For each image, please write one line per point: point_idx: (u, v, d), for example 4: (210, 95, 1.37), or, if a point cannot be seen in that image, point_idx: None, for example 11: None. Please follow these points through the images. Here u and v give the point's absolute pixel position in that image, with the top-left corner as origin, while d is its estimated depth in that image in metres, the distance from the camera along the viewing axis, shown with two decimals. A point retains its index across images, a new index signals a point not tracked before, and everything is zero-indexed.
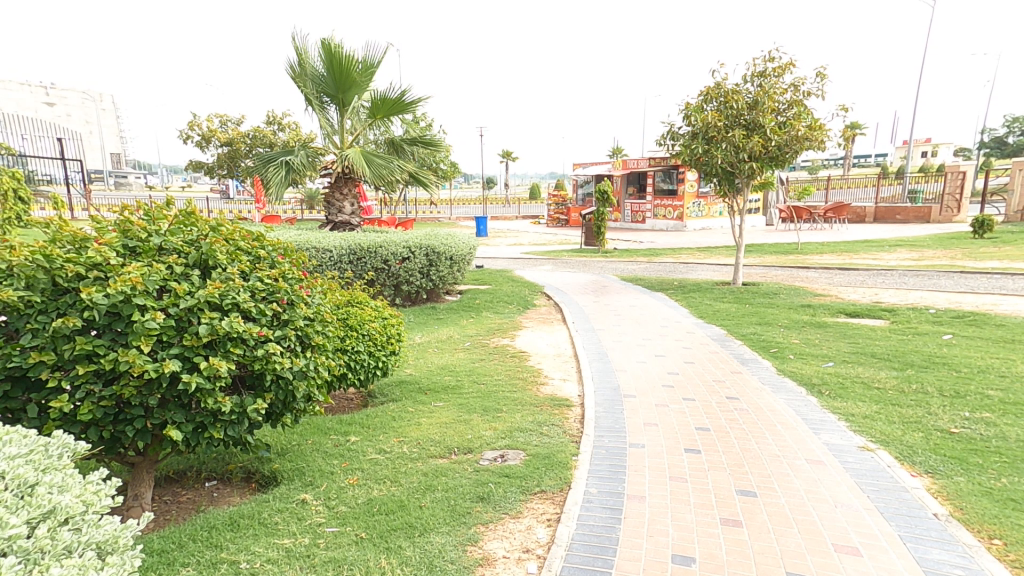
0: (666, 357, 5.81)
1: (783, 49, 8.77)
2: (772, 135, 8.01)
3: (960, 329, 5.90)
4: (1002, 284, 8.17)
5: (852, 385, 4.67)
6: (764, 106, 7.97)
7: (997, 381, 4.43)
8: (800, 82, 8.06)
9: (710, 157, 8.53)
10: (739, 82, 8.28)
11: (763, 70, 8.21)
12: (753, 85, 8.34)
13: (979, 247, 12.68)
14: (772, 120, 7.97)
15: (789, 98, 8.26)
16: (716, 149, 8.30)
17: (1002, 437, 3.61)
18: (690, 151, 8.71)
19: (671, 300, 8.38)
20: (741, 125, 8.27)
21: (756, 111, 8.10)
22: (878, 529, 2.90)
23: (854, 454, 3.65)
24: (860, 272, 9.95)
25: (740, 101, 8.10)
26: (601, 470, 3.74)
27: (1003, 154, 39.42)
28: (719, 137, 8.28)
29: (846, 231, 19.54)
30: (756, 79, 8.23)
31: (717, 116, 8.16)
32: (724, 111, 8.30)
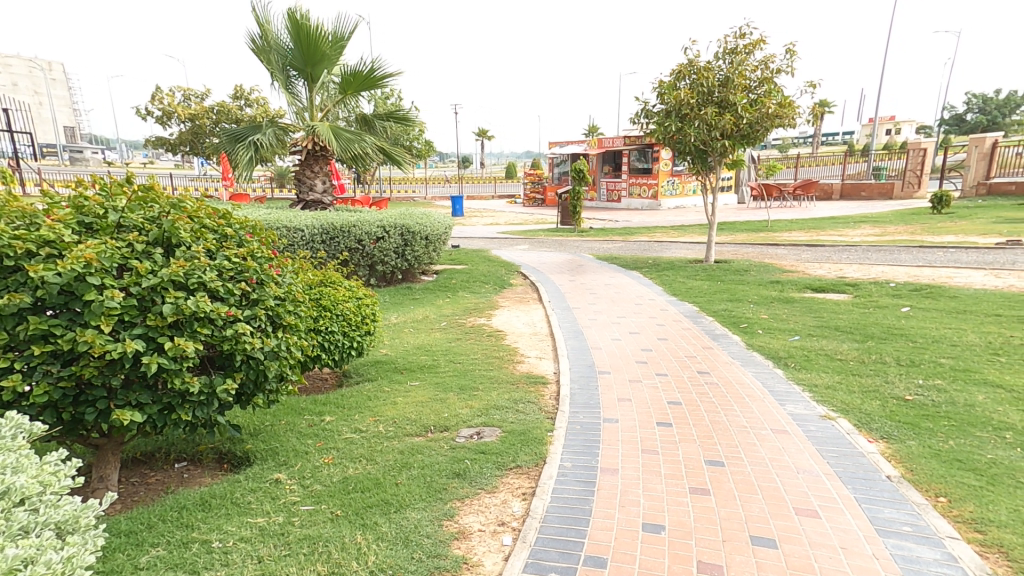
0: (640, 335, 5.90)
1: (751, 26, 8.78)
2: (743, 113, 8.07)
3: (917, 301, 6.12)
4: (957, 257, 8.46)
5: (816, 357, 4.82)
6: (736, 83, 8.02)
7: (949, 350, 4.62)
8: (770, 60, 8.08)
9: (683, 135, 8.55)
10: (711, 59, 8.27)
11: (734, 47, 8.21)
12: (725, 62, 8.35)
13: (937, 222, 13.10)
14: (743, 97, 8.03)
15: (759, 75, 8.29)
16: (689, 127, 8.32)
17: (951, 403, 3.78)
18: (664, 130, 8.71)
19: (646, 279, 8.48)
20: (713, 102, 8.30)
21: (728, 88, 8.14)
22: (836, 492, 3.04)
23: (816, 423, 3.80)
24: (826, 248, 10.21)
25: (713, 79, 8.11)
26: (576, 445, 3.82)
27: (964, 130, 40.30)
28: (692, 115, 8.28)
29: (814, 209, 19.98)
30: (728, 56, 8.23)
31: (689, 93, 8.19)
32: (696, 89, 8.33)
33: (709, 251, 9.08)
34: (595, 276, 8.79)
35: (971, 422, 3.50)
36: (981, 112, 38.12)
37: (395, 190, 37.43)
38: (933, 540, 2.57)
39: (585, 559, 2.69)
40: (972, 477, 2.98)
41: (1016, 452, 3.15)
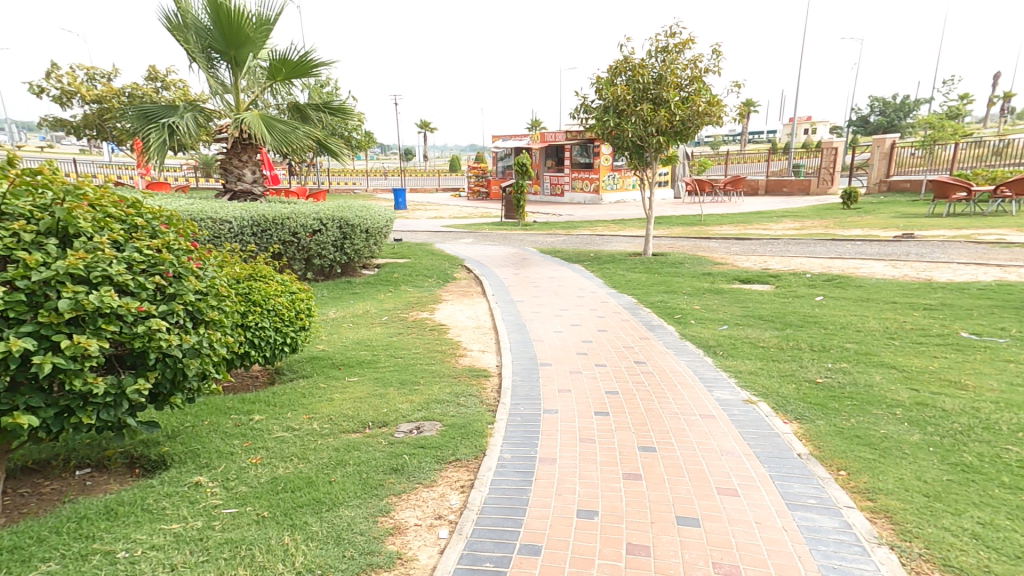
0: (581, 326, 6.01)
1: (681, 25, 9.02)
2: (676, 110, 8.36)
3: (829, 290, 6.56)
4: (863, 249, 9.15)
5: (741, 345, 5.07)
6: (669, 81, 8.28)
7: (854, 335, 4.97)
8: (699, 59, 8.40)
9: (621, 131, 8.77)
10: (645, 57, 8.49)
11: (666, 45, 8.46)
12: (658, 60, 8.60)
13: (847, 216, 14.11)
14: (676, 95, 8.31)
15: (689, 74, 8.59)
16: (627, 123, 8.54)
17: (855, 383, 4.06)
18: (602, 125, 8.92)
19: (588, 271, 8.65)
20: (648, 99, 8.54)
21: (661, 86, 8.40)
22: (754, 471, 3.22)
23: (739, 407, 4.00)
24: (753, 241, 10.77)
25: (647, 76, 8.36)
26: (515, 437, 3.84)
27: (869, 133, 43.22)
28: (628, 111, 8.52)
29: (744, 204, 20.97)
30: (661, 54, 8.48)
31: (626, 90, 8.40)
32: (632, 85, 8.54)
33: (647, 244, 9.35)
34: (539, 269, 8.88)
35: (870, 401, 3.78)
36: (882, 115, 41.03)
37: (335, 182, 36.30)
38: (832, 510, 2.77)
39: (519, 547, 2.71)
40: (867, 451, 3.23)
41: (904, 426, 3.43)
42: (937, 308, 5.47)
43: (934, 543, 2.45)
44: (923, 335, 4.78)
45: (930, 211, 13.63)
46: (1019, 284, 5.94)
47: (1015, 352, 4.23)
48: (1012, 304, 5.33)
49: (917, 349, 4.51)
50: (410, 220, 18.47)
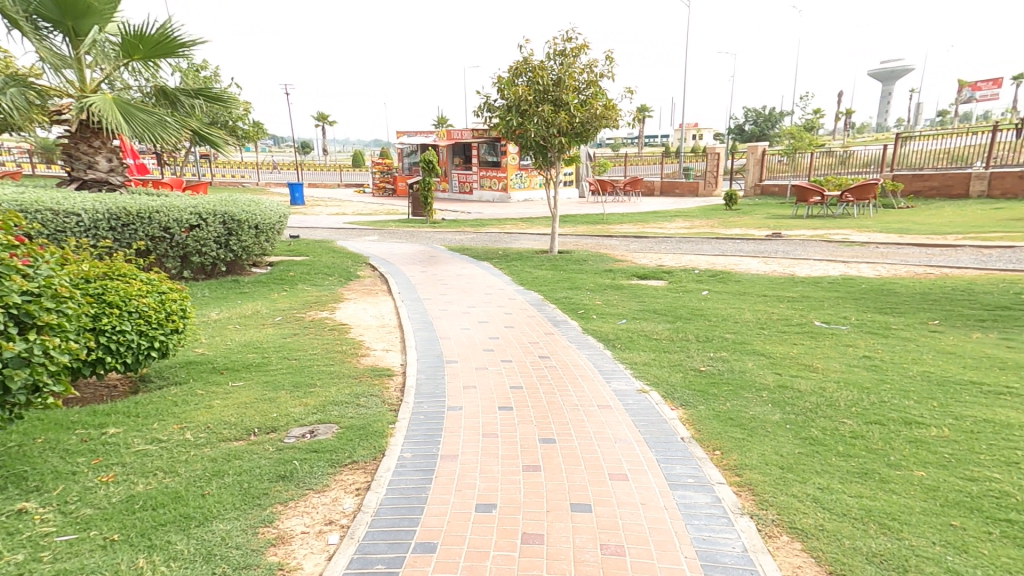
0: (489, 323, 6.00)
1: (575, 30, 8.92)
2: (575, 113, 8.69)
3: (713, 285, 7.10)
4: (741, 247, 10.04)
5: (637, 338, 5.32)
6: (567, 84, 8.57)
7: (732, 326, 5.39)
8: (595, 64, 8.76)
9: (524, 130, 8.97)
10: (544, 59, 8.72)
11: (563, 49, 8.73)
12: (556, 63, 8.85)
13: (729, 216, 15.46)
14: (574, 98, 8.63)
15: (587, 78, 8.93)
16: (529, 123, 8.75)
17: (731, 369, 4.40)
18: (506, 124, 9.08)
19: (497, 269, 8.70)
20: (549, 100, 8.79)
21: (561, 88, 8.68)
22: (643, 455, 3.36)
23: (634, 396, 4.17)
24: (649, 239, 11.44)
25: (546, 78, 8.61)
26: (417, 435, 3.72)
27: (744, 139, 45.07)
28: (530, 111, 8.73)
29: (643, 204, 22.12)
30: (559, 57, 8.74)
31: (526, 90, 8.61)
32: (533, 86, 8.75)
33: (553, 241, 9.57)
34: (449, 267, 8.79)
35: (743, 385, 4.11)
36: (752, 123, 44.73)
37: (224, 176, 33.66)
38: (705, 487, 2.96)
39: (414, 546, 2.61)
40: (737, 431, 3.49)
41: (767, 407, 3.75)
42: (798, 299, 6.08)
43: (784, 509, 2.70)
44: (786, 324, 5.28)
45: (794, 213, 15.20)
46: (861, 277, 6.76)
47: (853, 337, 4.79)
48: (857, 294, 6.06)
49: (780, 337, 4.97)
50: (311, 217, 17.53)
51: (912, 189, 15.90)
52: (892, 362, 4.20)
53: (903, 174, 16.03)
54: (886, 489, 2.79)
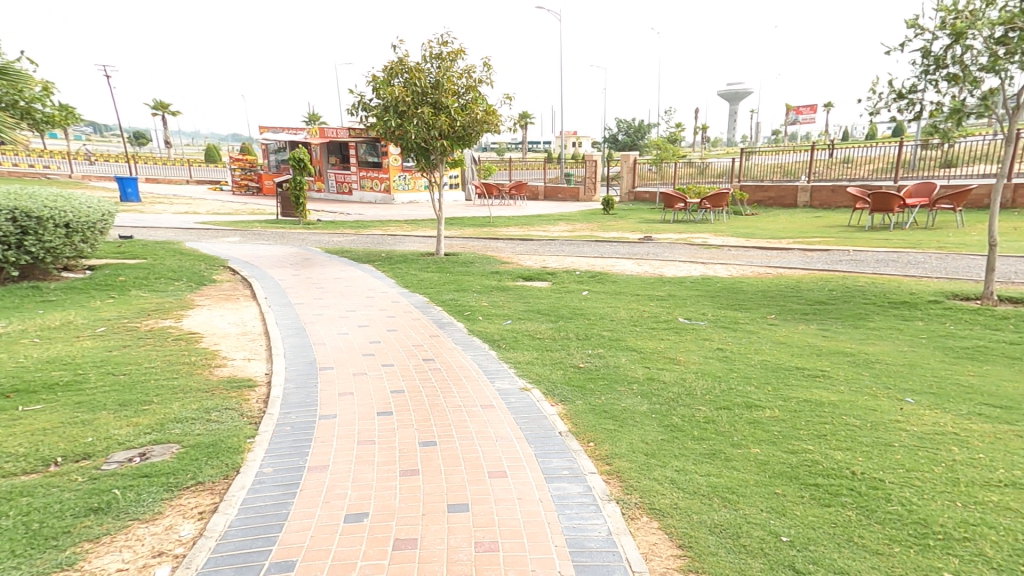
0: (369, 327, 5.70)
1: (451, 35, 8.72)
2: (456, 116, 8.73)
3: (593, 285, 7.46)
4: (617, 249, 10.75)
5: (522, 337, 5.39)
6: (445, 87, 8.59)
7: (607, 324, 5.68)
8: (473, 69, 8.86)
9: (404, 132, 8.83)
10: (420, 61, 8.67)
11: (440, 52, 8.73)
12: (433, 65, 8.83)
13: (606, 221, 16.53)
14: (454, 102, 8.68)
15: (465, 82, 9.01)
16: (408, 124, 8.63)
17: (607, 365, 4.62)
18: (384, 125, 8.87)
19: (379, 271, 8.37)
20: (428, 102, 8.75)
21: (439, 91, 8.68)
22: (522, 451, 3.35)
23: (516, 395, 4.17)
24: (534, 242, 11.82)
25: (422, 81, 8.56)
26: (282, 448, 3.36)
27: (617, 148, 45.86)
28: (409, 112, 8.61)
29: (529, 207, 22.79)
30: (435, 61, 8.73)
31: (403, 91, 8.49)
32: (410, 87, 8.65)
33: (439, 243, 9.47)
34: (325, 270, 8.27)
35: (616, 379, 4.32)
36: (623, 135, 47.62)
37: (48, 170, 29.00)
38: (578, 477, 3.04)
39: (267, 568, 2.32)
40: (610, 422, 3.64)
41: (637, 398, 3.97)
42: (665, 298, 6.60)
43: (645, 492, 2.91)
44: (654, 322, 5.68)
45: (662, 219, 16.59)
46: (716, 277, 7.53)
47: (709, 332, 5.28)
48: (712, 292, 6.73)
49: (648, 333, 5.33)
50: (148, 216, 15.56)
51: (756, 199, 18.05)
52: (738, 353, 4.70)
53: (749, 185, 18.16)
54: (727, 467, 3.13)
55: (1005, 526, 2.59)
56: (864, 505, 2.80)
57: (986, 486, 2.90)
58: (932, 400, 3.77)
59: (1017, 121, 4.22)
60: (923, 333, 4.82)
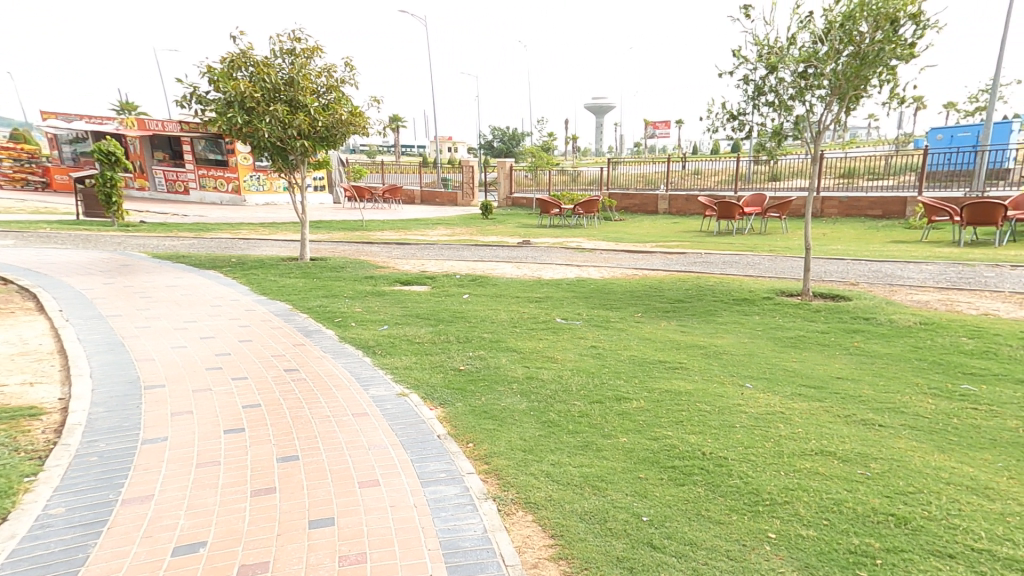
0: (216, 339, 5.15)
1: (304, 30, 8.59)
2: (316, 116, 8.38)
3: (474, 289, 7.51)
4: (496, 252, 10.98)
5: (400, 342, 5.23)
6: (302, 85, 8.22)
7: (488, 326, 5.74)
8: (332, 69, 8.61)
9: (254, 130, 8.21)
10: (269, 56, 8.21)
11: (292, 48, 8.35)
12: (285, 62, 8.41)
13: (485, 225, 16.88)
14: (313, 100, 8.32)
15: (324, 81, 8.73)
16: (260, 122, 8.05)
17: (487, 366, 4.63)
18: (228, 122, 8.12)
19: (229, 279, 7.67)
20: (283, 100, 8.29)
21: (295, 89, 8.27)
22: (398, 458, 3.20)
23: (393, 401, 4.00)
24: (412, 246, 11.68)
25: (275, 76, 8.09)
26: (83, 482, 2.86)
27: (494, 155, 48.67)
28: (260, 109, 8.04)
29: (404, 211, 22.50)
30: (287, 56, 8.34)
31: (251, 86, 7.90)
32: (259, 83, 8.10)
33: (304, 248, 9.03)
34: (157, 279, 7.37)
35: (496, 380, 4.35)
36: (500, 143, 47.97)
37: None
38: (456, 479, 2.99)
39: None
40: (490, 423, 3.64)
41: (517, 397, 4.03)
42: (543, 300, 6.84)
43: (522, 487, 2.93)
44: (533, 322, 5.85)
45: (538, 223, 17.35)
46: (590, 279, 8.00)
47: (584, 330, 5.56)
48: (586, 292, 7.15)
49: (527, 334, 5.47)
50: None
51: (623, 206, 19.69)
52: (610, 349, 5.00)
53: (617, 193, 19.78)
54: (598, 456, 3.29)
55: (817, 488, 3.05)
56: (711, 481, 3.10)
57: (804, 455, 3.39)
58: (766, 383, 4.34)
59: (821, 144, 4.93)
60: (759, 326, 5.54)
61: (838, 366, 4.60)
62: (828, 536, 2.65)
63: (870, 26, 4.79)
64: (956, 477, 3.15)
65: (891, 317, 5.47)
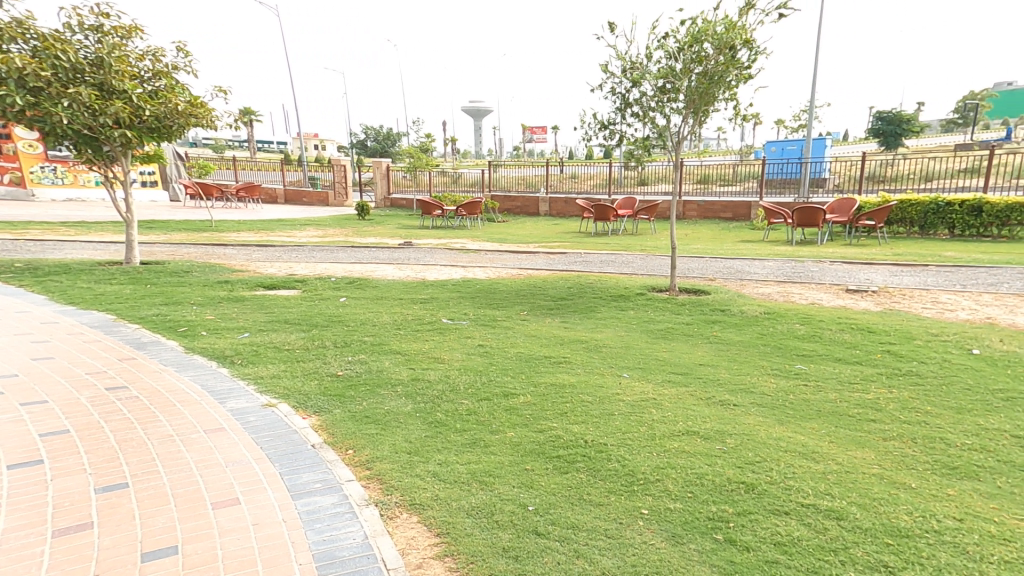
0: (4, 359, 4.46)
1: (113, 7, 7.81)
2: (140, 104, 7.69)
3: (351, 291, 7.29)
4: (376, 254, 10.72)
5: (264, 350, 4.94)
6: (117, 69, 7.49)
7: (371, 329, 5.61)
8: (156, 54, 7.95)
9: (50, 115, 7.22)
10: (67, 32, 7.35)
11: (100, 27, 7.57)
12: (91, 40, 7.57)
13: (362, 226, 16.47)
14: (133, 86, 7.64)
15: (148, 67, 8.13)
16: (58, 107, 7.12)
17: (368, 370, 4.52)
18: (5, 102, 7.00)
19: (22, 289, 6.72)
20: (93, 85, 7.49)
21: (107, 73, 7.50)
22: (263, 473, 3.02)
23: (257, 413, 3.75)
24: (276, 248, 11.05)
25: (74, 54, 7.24)
26: None
27: (368, 155, 46.65)
28: (56, 92, 7.12)
29: (263, 211, 21.06)
30: (94, 35, 7.54)
31: (43, 65, 6.97)
32: (54, 62, 7.18)
33: (129, 250, 8.33)
34: None
35: (379, 383, 4.26)
36: (375, 142, 45.97)
37: None
38: (334, 488, 2.90)
39: None
40: (372, 428, 3.56)
41: (402, 400, 3.98)
42: (428, 301, 6.83)
43: (407, 489, 2.91)
44: (419, 324, 5.81)
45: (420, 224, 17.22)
46: (476, 279, 8.13)
47: (470, 330, 5.65)
48: (476, 292, 7.27)
49: (413, 336, 5.43)
50: None
51: (506, 209, 20.52)
52: (497, 347, 5.13)
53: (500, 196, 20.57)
54: (485, 452, 3.36)
55: (683, 465, 3.38)
56: (592, 467, 3.32)
57: (673, 436, 3.74)
58: (640, 372, 4.74)
59: (681, 153, 5.48)
60: (635, 320, 6.00)
61: (700, 354, 5.15)
62: (691, 507, 2.96)
63: (713, 50, 5.28)
64: (790, 444, 3.68)
65: (741, 308, 6.24)
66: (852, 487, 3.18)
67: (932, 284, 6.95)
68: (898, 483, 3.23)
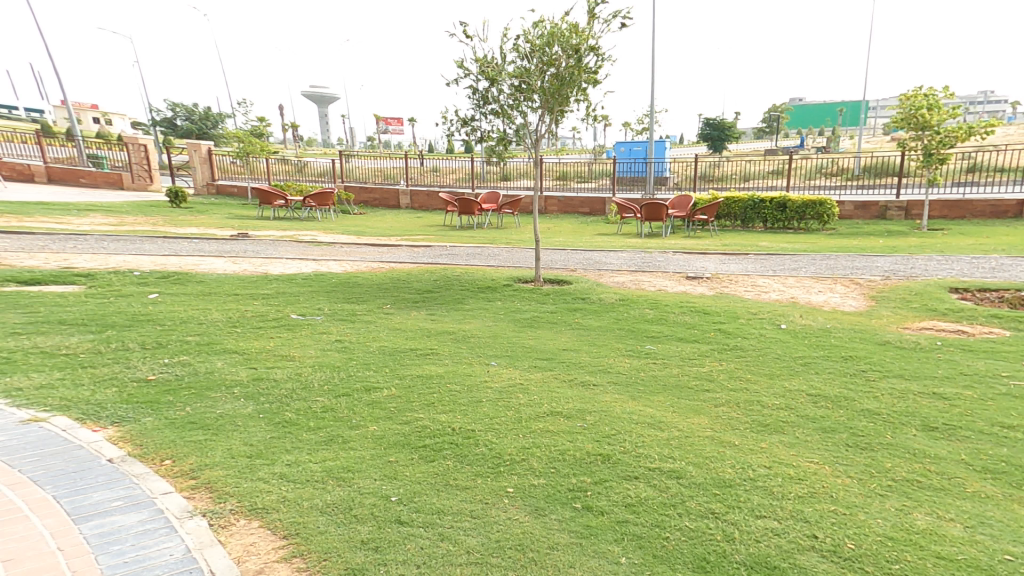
0: None
1: None
2: None
3: (164, 288, 6.69)
4: (199, 246, 9.75)
5: (26, 356, 4.39)
6: None
7: (195, 328, 5.22)
8: None
9: None
10: None
11: None
12: None
13: (172, 214, 14.89)
14: None
15: None
16: None
17: (191, 373, 4.23)
18: None
19: None
20: None
21: None
22: (28, 499, 2.69)
23: (14, 431, 3.31)
24: (44, 237, 9.62)
25: None
26: None
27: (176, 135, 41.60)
28: None
29: (8, 191, 17.51)
30: None
31: None
32: None
33: None
34: None
35: (207, 386, 4.01)
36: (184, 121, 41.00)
37: None
38: (143, 505, 2.69)
39: None
40: (199, 434, 3.36)
41: (239, 401, 3.79)
42: (273, 295, 6.53)
43: (246, 495, 2.79)
44: (262, 320, 5.54)
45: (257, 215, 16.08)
46: (330, 273, 7.89)
47: (324, 325, 5.51)
48: (341, 286, 7.07)
49: (255, 333, 5.17)
50: None
51: (363, 200, 19.99)
52: (356, 341, 5.06)
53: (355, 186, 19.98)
54: (344, 448, 3.31)
55: (547, 443, 3.61)
56: (461, 453, 3.41)
57: (538, 417, 3.98)
58: (507, 359, 4.96)
59: (539, 150, 5.78)
60: (502, 310, 6.25)
61: (563, 339, 5.51)
62: (554, 481, 3.19)
63: (562, 53, 5.65)
64: (641, 416, 4.11)
65: (600, 296, 6.79)
66: (690, 449, 3.65)
67: (753, 270, 8.14)
68: (726, 443, 3.76)
